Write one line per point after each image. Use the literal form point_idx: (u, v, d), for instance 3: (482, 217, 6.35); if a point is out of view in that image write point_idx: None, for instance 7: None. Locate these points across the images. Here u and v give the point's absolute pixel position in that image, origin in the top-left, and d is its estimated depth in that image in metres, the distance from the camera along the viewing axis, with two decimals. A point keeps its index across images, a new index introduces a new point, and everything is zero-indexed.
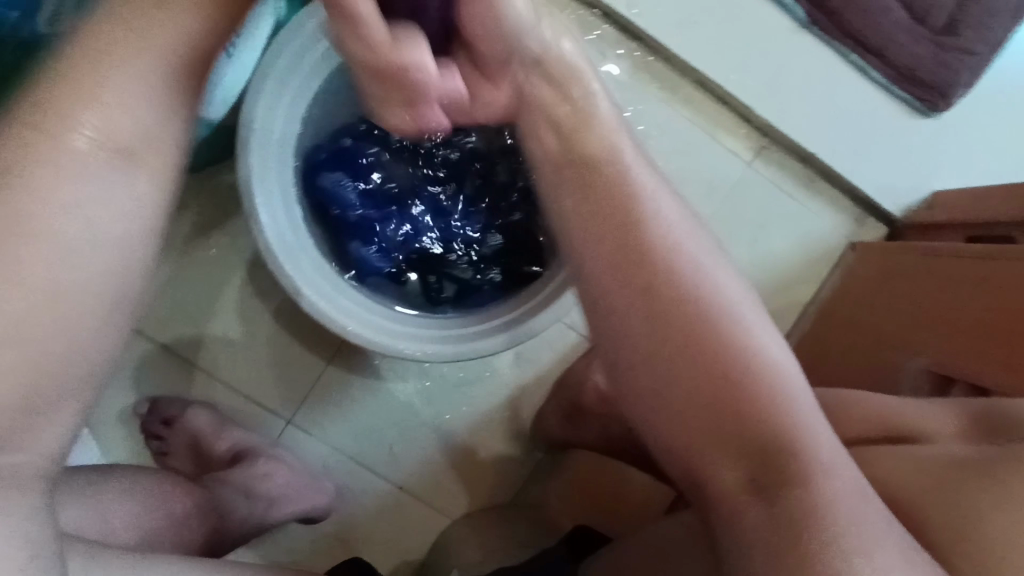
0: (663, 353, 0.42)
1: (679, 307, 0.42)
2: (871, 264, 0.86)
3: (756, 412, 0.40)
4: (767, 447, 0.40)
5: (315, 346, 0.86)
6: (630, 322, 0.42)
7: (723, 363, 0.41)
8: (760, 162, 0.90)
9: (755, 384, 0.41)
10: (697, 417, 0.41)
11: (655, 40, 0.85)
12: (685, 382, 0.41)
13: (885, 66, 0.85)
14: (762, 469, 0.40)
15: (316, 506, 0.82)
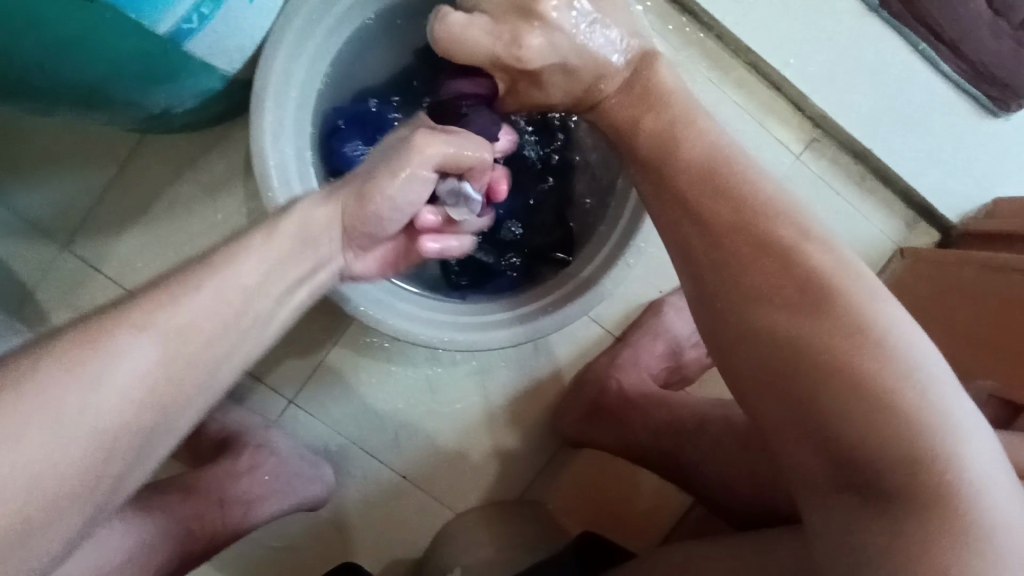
0: (768, 361, 0.44)
1: (787, 315, 0.44)
2: (920, 272, 0.80)
3: (862, 419, 0.41)
4: (880, 456, 0.41)
5: (323, 323, 0.81)
6: (737, 332, 0.46)
7: (837, 359, 0.42)
8: (810, 156, 0.84)
9: (876, 388, 0.41)
10: (804, 428, 0.43)
11: (710, 16, 0.79)
12: (796, 383, 0.43)
13: (958, 60, 0.78)
14: (874, 475, 0.41)
15: (313, 496, 0.77)
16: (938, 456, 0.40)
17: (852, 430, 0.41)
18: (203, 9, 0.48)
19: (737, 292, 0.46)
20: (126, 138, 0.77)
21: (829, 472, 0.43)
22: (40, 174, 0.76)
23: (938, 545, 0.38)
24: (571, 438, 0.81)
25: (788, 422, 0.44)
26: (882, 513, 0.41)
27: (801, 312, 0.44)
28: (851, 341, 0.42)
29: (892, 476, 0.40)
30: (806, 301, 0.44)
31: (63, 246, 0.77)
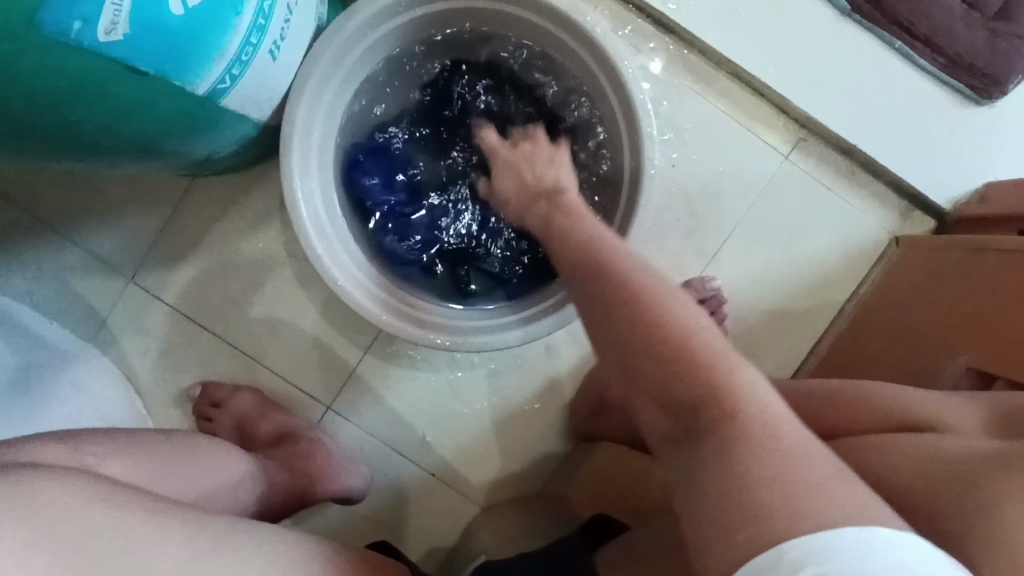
0: (621, 340, 0.46)
1: (636, 302, 0.46)
2: (916, 258, 0.83)
3: (674, 371, 0.43)
4: (707, 410, 0.41)
5: (353, 336, 0.90)
6: (600, 316, 0.48)
7: (648, 321, 0.45)
8: (798, 155, 0.88)
9: (709, 356, 0.43)
10: (631, 383, 0.45)
11: (690, 33, 0.85)
12: (622, 347, 0.46)
13: (933, 53, 0.82)
14: (693, 425, 0.42)
15: (354, 486, 0.85)
16: (753, 410, 0.40)
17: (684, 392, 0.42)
18: (234, 70, 0.57)
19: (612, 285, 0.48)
20: (178, 183, 0.88)
21: (667, 428, 0.44)
22: (109, 218, 0.88)
23: (758, 488, 0.37)
24: (584, 431, 0.88)
25: (636, 389, 0.45)
26: (694, 455, 0.41)
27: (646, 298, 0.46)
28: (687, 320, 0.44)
29: (705, 415, 0.41)
30: (659, 295, 0.46)
31: (130, 278, 0.89)
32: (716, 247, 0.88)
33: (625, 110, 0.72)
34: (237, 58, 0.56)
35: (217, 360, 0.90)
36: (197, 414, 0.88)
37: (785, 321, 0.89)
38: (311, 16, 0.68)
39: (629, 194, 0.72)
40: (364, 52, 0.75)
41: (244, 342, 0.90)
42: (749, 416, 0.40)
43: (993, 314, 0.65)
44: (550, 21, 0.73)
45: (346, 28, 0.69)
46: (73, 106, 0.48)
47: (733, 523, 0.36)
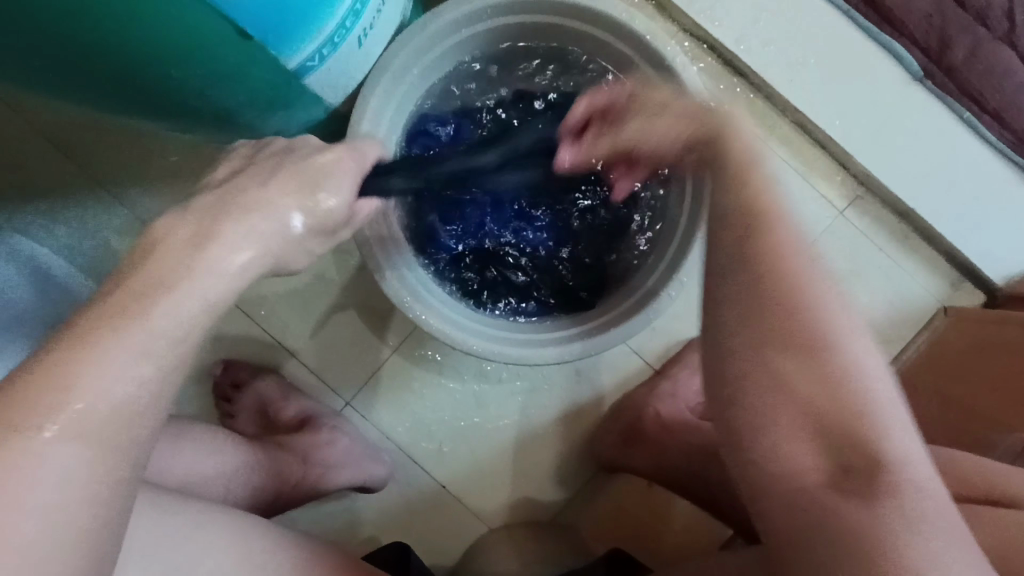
0: (792, 376, 0.44)
1: (810, 325, 0.44)
2: (963, 330, 0.82)
3: (848, 417, 0.43)
4: (868, 462, 0.42)
5: (383, 334, 0.89)
6: (759, 325, 0.45)
7: (815, 352, 0.44)
8: (853, 212, 0.88)
9: (879, 417, 0.43)
10: (784, 413, 0.44)
11: (759, 79, 0.86)
12: (787, 373, 0.44)
13: (1002, 129, 0.83)
14: (848, 474, 0.42)
15: (375, 477, 0.84)
16: (892, 466, 0.42)
17: (851, 439, 0.43)
18: (325, 51, 0.58)
19: (758, 307, 0.45)
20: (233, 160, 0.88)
21: (812, 467, 0.43)
22: (160, 185, 0.88)
23: (888, 525, 0.40)
24: (607, 463, 0.85)
25: (781, 418, 0.44)
26: (851, 508, 0.41)
27: (829, 342, 0.44)
28: (862, 377, 0.44)
29: (864, 463, 0.42)
30: (840, 322, 0.45)
31: None
32: None
33: None
34: (329, 39, 0.58)
35: (243, 340, 0.88)
36: (217, 392, 0.87)
37: None
38: (397, 11, 0.70)
39: (686, 231, 0.72)
40: (440, 55, 0.75)
41: (272, 326, 0.88)
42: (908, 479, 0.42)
43: None
44: (629, 46, 0.73)
45: (423, 30, 0.70)
46: (177, 63, 0.49)
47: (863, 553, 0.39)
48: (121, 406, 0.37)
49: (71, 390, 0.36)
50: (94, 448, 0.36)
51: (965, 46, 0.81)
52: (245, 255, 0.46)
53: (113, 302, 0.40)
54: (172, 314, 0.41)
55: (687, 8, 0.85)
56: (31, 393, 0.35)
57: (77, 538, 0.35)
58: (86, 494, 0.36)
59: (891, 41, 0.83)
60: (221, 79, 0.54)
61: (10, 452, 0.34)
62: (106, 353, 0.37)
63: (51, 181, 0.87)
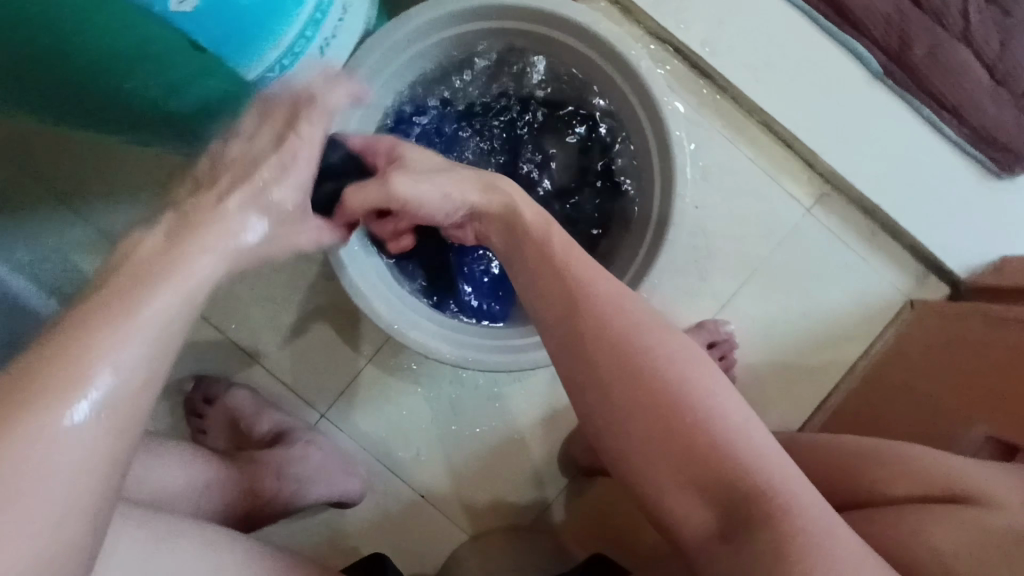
0: (642, 425, 0.45)
1: (656, 369, 0.46)
2: (930, 323, 0.83)
3: (711, 455, 0.44)
4: (735, 492, 0.43)
5: (356, 343, 0.88)
6: (613, 367, 0.47)
7: (653, 388, 0.45)
8: (820, 210, 0.89)
9: (725, 435, 0.44)
10: (656, 460, 0.45)
11: (724, 79, 0.87)
12: (645, 418, 0.45)
13: (960, 125, 0.84)
14: (729, 515, 0.43)
15: (350, 491, 0.83)
16: (787, 495, 0.43)
17: (697, 462, 0.44)
18: (285, 60, 0.59)
19: (614, 372, 0.46)
20: (198, 169, 0.86)
21: (700, 521, 0.45)
22: (122, 196, 0.86)
23: (793, 536, 0.41)
24: (584, 466, 0.85)
25: (662, 468, 0.45)
26: (741, 549, 0.42)
27: (671, 385, 0.45)
28: (721, 412, 0.45)
29: (740, 495, 0.43)
30: (673, 364, 0.46)
31: None
32: (732, 290, 0.88)
33: (659, 142, 0.72)
34: (290, 48, 0.58)
35: (213, 354, 0.87)
36: (187, 408, 0.86)
37: (794, 373, 0.88)
38: (362, 18, 0.69)
39: (655, 233, 0.72)
40: (405, 62, 0.75)
41: (243, 339, 0.87)
42: (786, 501, 0.42)
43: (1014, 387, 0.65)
44: (592, 48, 0.73)
45: (387, 37, 0.69)
46: (129, 74, 0.48)
47: (772, 565, 0.40)
48: (119, 403, 0.35)
49: (64, 387, 0.33)
50: (92, 448, 0.34)
51: (924, 44, 0.83)
52: (219, 261, 0.42)
53: (100, 298, 0.37)
54: (163, 309, 0.38)
55: (652, 12, 0.85)
56: (26, 389, 0.33)
57: (67, 541, 0.33)
58: (81, 491, 0.34)
59: (851, 41, 0.84)
60: (175, 91, 0.53)
61: (3, 446, 0.32)
62: (104, 343, 0.35)
63: (10, 196, 0.85)
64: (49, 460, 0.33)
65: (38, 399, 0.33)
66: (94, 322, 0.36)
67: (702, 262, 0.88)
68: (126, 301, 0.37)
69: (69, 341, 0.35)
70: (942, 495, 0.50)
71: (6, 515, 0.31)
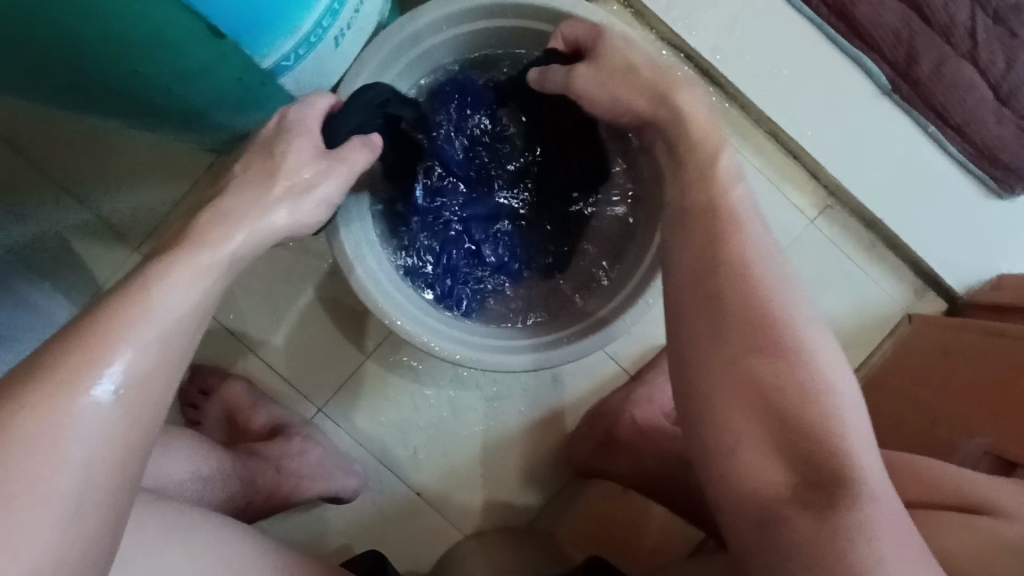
0: (753, 380, 0.44)
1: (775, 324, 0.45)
2: (929, 335, 0.84)
3: (808, 423, 0.43)
4: (820, 464, 0.42)
5: (357, 340, 0.87)
6: (723, 305, 0.46)
7: (771, 335, 0.45)
8: (823, 221, 0.90)
9: (824, 406, 0.43)
10: (751, 410, 0.44)
11: (734, 88, 0.87)
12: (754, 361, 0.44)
13: (964, 141, 0.85)
14: (813, 484, 0.42)
15: (346, 487, 0.82)
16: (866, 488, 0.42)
17: (796, 431, 0.43)
18: (300, 50, 0.57)
19: (727, 320, 0.46)
20: (201, 158, 0.85)
21: (778, 487, 0.42)
22: (122, 183, 0.85)
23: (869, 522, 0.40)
24: (583, 468, 0.85)
25: (752, 420, 0.44)
26: (821, 522, 0.40)
27: (799, 356, 0.44)
28: (828, 388, 0.44)
29: (829, 467, 0.42)
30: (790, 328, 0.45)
31: (134, 249, 0.85)
32: None
33: None
34: (306, 38, 0.56)
35: (210, 345, 0.86)
36: (183, 399, 0.85)
37: None
38: (376, 11, 0.68)
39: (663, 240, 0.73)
40: (417, 58, 0.74)
41: (241, 330, 0.86)
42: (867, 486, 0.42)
43: (1013, 402, 0.65)
44: None
45: (402, 31, 0.69)
46: (142, 59, 0.47)
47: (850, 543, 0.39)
48: (147, 372, 0.39)
49: (98, 356, 0.37)
50: (123, 414, 0.37)
51: (931, 61, 0.83)
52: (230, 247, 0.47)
53: (128, 288, 0.41)
54: (179, 296, 0.42)
55: (664, 17, 0.85)
56: (60, 362, 0.36)
57: (95, 505, 0.35)
58: (105, 461, 0.36)
59: (860, 55, 0.85)
60: (187, 78, 0.51)
61: (36, 413, 0.34)
62: (128, 324, 0.39)
63: (7, 180, 0.83)
64: (82, 420, 0.35)
65: (76, 365, 0.36)
66: (121, 306, 0.40)
67: None
68: (150, 288, 0.41)
69: (99, 320, 0.39)
70: (945, 505, 0.51)
71: (44, 470, 0.34)
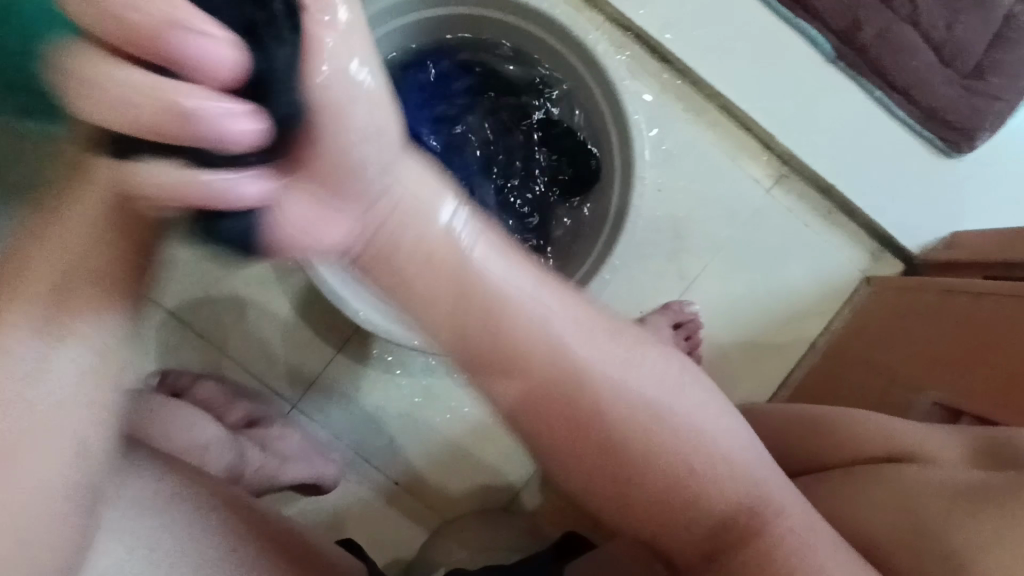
0: (615, 465, 0.42)
1: (602, 410, 0.41)
2: (884, 297, 0.86)
3: (690, 477, 0.42)
4: (716, 509, 0.43)
5: (328, 335, 0.88)
6: (547, 401, 0.41)
7: (605, 424, 0.41)
8: (779, 191, 0.91)
9: (694, 451, 0.43)
10: (622, 495, 0.42)
11: (684, 63, 0.88)
12: (600, 449, 0.42)
13: (910, 104, 0.87)
14: (715, 535, 0.43)
15: (326, 475, 0.82)
16: (775, 511, 0.44)
17: (672, 497, 0.42)
18: None
19: (555, 404, 0.41)
20: None
21: (685, 547, 0.44)
22: None
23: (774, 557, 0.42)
24: None
25: (633, 498, 0.42)
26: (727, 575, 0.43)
27: (648, 427, 0.42)
28: (685, 429, 0.43)
29: (721, 510, 0.43)
30: (619, 386, 0.42)
31: None
32: (694, 272, 0.90)
33: (619, 124, 0.73)
34: None
35: (178, 346, 0.86)
36: None
37: (758, 351, 0.91)
38: None
39: (615, 218, 0.74)
40: None
41: (209, 330, 0.86)
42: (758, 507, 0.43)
43: (960, 356, 0.67)
44: (550, 33, 0.74)
45: None
46: None
47: None
48: None
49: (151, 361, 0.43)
50: None
51: (875, 27, 0.85)
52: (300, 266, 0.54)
53: None
54: None
55: None
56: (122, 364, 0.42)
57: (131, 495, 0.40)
58: None
59: (805, 25, 0.87)
60: None
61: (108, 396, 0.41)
62: None
63: None
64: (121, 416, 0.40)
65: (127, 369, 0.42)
66: None
67: (669, 245, 0.89)
68: None
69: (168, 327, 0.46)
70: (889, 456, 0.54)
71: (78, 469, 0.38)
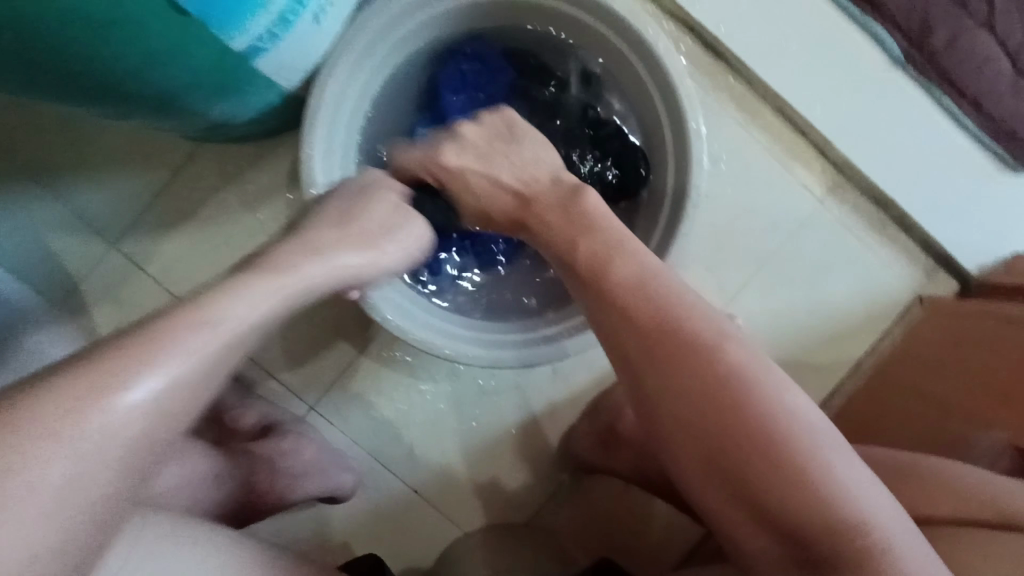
0: (713, 445, 0.45)
1: (717, 384, 0.45)
2: (939, 320, 0.81)
3: (790, 480, 0.43)
4: (806, 522, 0.43)
5: (351, 335, 0.84)
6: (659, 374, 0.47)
7: (715, 399, 0.45)
8: (832, 202, 0.86)
9: (793, 453, 0.43)
10: (714, 476, 0.46)
11: (740, 61, 0.82)
12: (700, 424, 0.46)
13: (979, 116, 0.82)
14: (804, 547, 0.43)
15: (342, 487, 0.79)
16: (873, 534, 0.42)
17: (762, 497, 0.44)
18: (276, 29, 0.51)
19: (667, 376, 0.47)
20: (178, 145, 0.80)
21: (768, 553, 0.44)
22: (94, 172, 0.80)
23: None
24: (585, 463, 0.82)
25: (722, 484, 0.45)
26: None
27: (751, 420, 0.44)
28: (788, 433, 0.44)
29: (813, 526, 0.43)
30: (739, 371, 0.46)
31: (109, 243, 0.80)
32: (738, 284, 0.85)
33: (675, 126, 0.68)
34: (282, 16, 0.50)
35: None
36: None
37: (801, 370, 0.86)
38: None
39: (666, 227, 0.69)
40: (404, 35, 0.69)
41: None
42: (857, 531, 0.42)
43: None
44: (604, 23, 0.69)
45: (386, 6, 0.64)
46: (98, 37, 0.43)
47: None
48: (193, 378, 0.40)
49: (155, 354, 0.39)
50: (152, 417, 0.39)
51: (947, 30, 0.79)
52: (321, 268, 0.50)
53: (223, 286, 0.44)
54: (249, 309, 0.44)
55: None
56: (124, 353, 0.39)
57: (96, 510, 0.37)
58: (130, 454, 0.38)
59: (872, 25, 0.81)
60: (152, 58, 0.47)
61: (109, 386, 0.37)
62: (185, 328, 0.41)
63: None
64: (110, 413, 0.37)
65: (127, 361, 0.38)
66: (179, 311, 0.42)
67: (714, 254, 0.85)
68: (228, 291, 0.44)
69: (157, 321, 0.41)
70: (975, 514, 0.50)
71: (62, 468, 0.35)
